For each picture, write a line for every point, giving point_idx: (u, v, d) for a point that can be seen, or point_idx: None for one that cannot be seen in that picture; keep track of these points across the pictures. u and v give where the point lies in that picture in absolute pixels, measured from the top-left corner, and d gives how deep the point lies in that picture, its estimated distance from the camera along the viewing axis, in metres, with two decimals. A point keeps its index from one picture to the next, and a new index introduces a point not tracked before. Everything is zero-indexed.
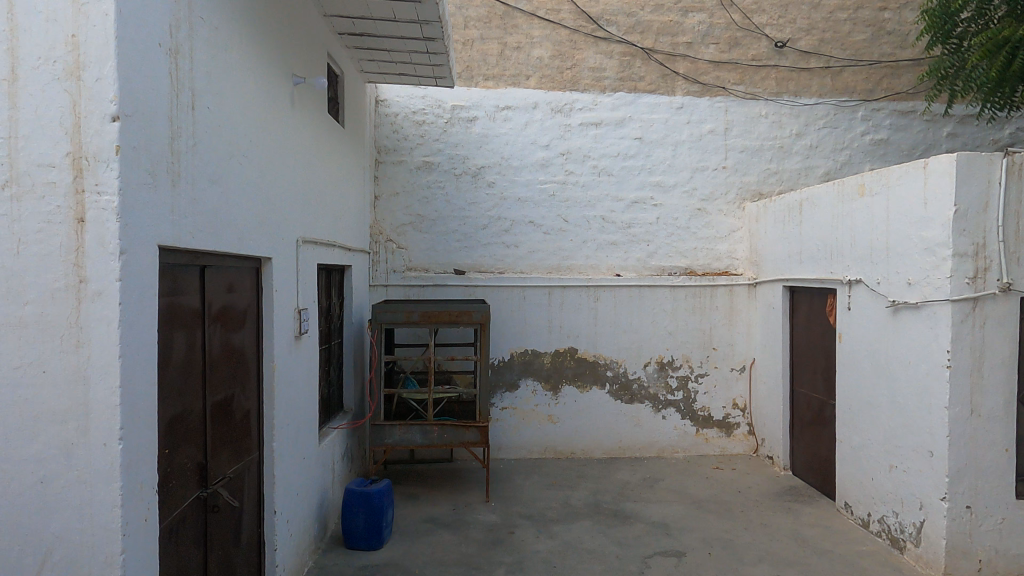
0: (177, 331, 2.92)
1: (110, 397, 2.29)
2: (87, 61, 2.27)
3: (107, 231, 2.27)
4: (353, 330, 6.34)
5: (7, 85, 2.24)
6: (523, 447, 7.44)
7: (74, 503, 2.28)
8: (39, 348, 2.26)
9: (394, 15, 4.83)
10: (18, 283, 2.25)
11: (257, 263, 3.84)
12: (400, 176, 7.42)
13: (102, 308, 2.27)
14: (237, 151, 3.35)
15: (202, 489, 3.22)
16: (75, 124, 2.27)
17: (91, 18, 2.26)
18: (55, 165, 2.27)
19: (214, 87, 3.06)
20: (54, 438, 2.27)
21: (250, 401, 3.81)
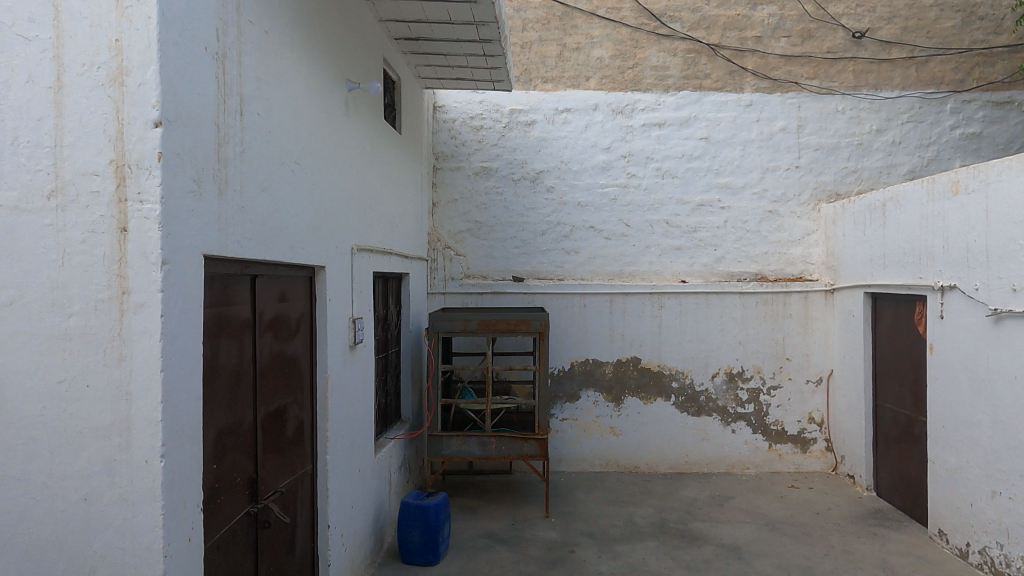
0: (226, 342, 2.85)
1: (151, 413, 2.21)
2: (129, 67, 2.21)
3: (149, 241, 2.20)
4: (410, 338, 6.25)
5: (52, 93, 2.21)
6: (585, 460, 7.19)
7: (116, 522, 2.21)
8: (84, 362, 2.21)
9: (450, 17, 4.68)
10: (63, 295, 2.21)
11: (310, 271, 3.77)
12: (458, 182, 7.33)
13: (144, 320, 2.20)
14: (289, 158, 3.28)
15: (253, 504, 3.14)
16: (118, 130, 2.21)
17: (134, 22, 2.20)
18: (98, 173, 2.21)
19: (264, 93, 3.00)
20: (98, 454, 2.22)
21: (303, 412, 3.74)
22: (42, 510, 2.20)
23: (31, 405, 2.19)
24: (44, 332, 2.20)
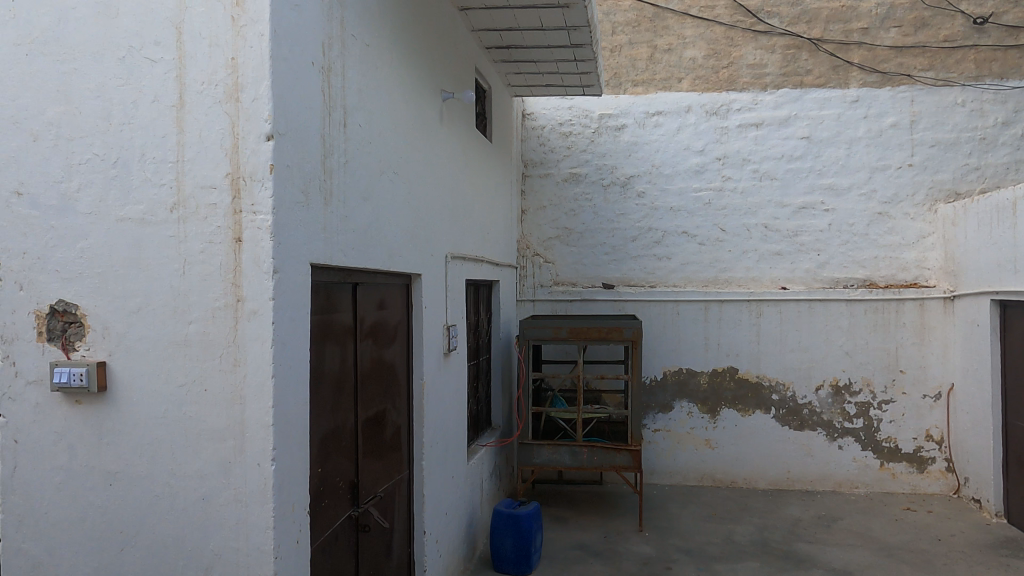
0: (331, 347, 2.92)
1: (264, 417, 2.27)
2: (244, 83, 2.30)
3: (262, 251, 2.27)
4: (500, 345, 6.25)
5: (176, 111, 2.34)
6: (678, 473, 6.96)
7: (231, 522, 2.30)
8: (202, 367, 2.31)
9: (542, 24, 4.64)
10: (183, 302, 2.33)
11: (407, 279, 3.83)
12: (548, 190, 7.29)
13: (256, 327, 2.28)
14: (388, 168, 3.35)
15: (354, 508, 3.20)
16: (233, 144, 2.30)
17: (249, 39, 2.29)
18: (216, 186, 2.31)
19: (366, 105, 3.07)
20: (214, 456, 2.31)
21: (400, 417, 3.78)
22: (165, 506, 2.34)
23: (155, 406, 2.34)
24: (167, 338, 2.33)
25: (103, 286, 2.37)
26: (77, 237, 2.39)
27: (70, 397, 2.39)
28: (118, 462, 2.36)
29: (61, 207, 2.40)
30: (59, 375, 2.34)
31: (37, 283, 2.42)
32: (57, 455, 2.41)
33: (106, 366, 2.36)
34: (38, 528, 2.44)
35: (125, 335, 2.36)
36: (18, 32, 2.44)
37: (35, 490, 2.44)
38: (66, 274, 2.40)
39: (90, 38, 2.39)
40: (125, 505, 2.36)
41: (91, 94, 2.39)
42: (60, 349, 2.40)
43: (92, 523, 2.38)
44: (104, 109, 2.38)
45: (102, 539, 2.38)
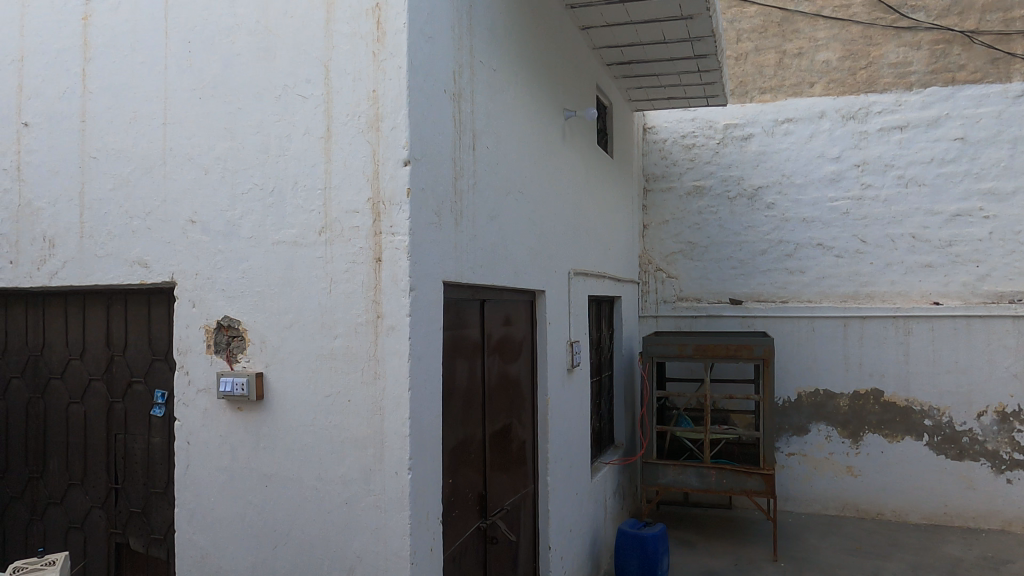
0: (461, 362, 3.03)
1: (401, 428, 2.39)
2: (384, 113, 2.46)
3: (400, 270, 2.41)
4: (623, 362, 6.17)
5: (324, 142, 2.55)
6: (817, 501, 6.52)
7: (372, 527, 2.43)
8: (346, 379, 2.47)
9: (664, 37, 4.59)
10: (330, 318, 2.51)
11: (531, 296, 3.89)
12: (670, 204, 7.14)
13: (395, 342, 2.41)
14: (514, 188, 3.44)
15: (482, 519, 3.27)
16: (374, 170, 2.47)
17: (389, 72, 2.46)
18: (359, 211, 2.48)
19: (493, 128, 3.18)
20: (357, 463, 2.45)
21: (526, 432, 3.83)
22: (313, 509, 2.51)
23: (305, 414, 2.53)
24: (315, 351, 2.52)
25: (260, 304, 2.61)
26: (239, 259, 2.65)
27: (232, 404, 2.65)
28: (273, 465, 2.58)
29: (226, 233, 2.68)
30: (224, 384, 2.60)
31: (207, 301, 2.71)
32: (221, 457, 2.67)
33: (262, 377, 2.59)
34: (205, 523, 2.71)
35: (279, 347, 2.58)
36: (193, 78, 2.77)
37: (203, 488, 2.71)
38: (230, 293, 2.66)
39: (251, 80, 2.66)
40: (278, 506, 2.57)
41: (252, 130, 2.65)
42: (225, 360, 2.67)
43: (249, 521, 2.61)
44: (262, 143, 2.64)
45: (258, 536, 2.60)
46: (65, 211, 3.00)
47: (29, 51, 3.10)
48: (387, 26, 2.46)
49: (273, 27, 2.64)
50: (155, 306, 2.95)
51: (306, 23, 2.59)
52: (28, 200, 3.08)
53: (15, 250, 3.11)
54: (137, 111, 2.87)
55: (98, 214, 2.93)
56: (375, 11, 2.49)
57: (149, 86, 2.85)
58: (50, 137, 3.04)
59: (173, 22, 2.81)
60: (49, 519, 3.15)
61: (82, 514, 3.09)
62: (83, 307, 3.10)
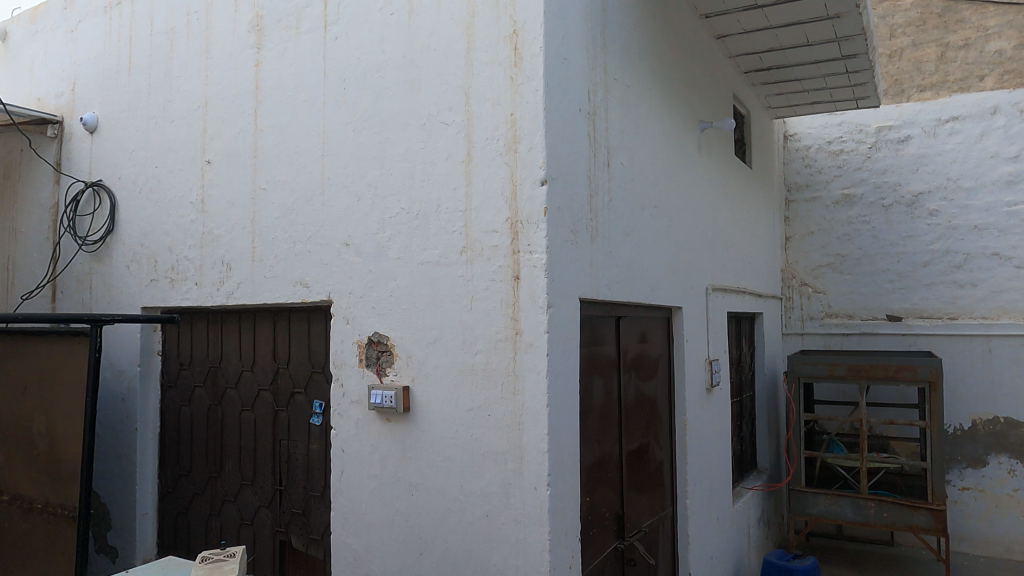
0: (597, 380, 3.02)
1: (540, 444, 2.42)
2: (522, 135, 2.53)
3: (538, 287, 2.45)
4: (766, 382, 5.85)
5: (465, 165, 2.66)
6: (998, 544, 5.78)
7: (512, 540, 2.47)
8: (487, 394, 2.54)
9: (808, 40, 4.35)
10: (471, 335, 2.60)
11: (667, 312, 3.81)
12: (816, 214, 6.71)
13: (534, 358, 2.45)
14: (649, 204, 3.40)
15: (620, 540, 3.22)
16: (512, 191, 2.54)
17: (526, 95, 2.53)
18: (498, 231, 2.56)
19: (627, 143, 3.17)
20: (497, 477, 2.51)
21: (663, 452, 3.73)
22: (456, 519, 2.60)
23: (449, 427, 2.63)
24: (458, 366, 2.62)
25: (407, 321, 2.76)
26: (387, 278, 2.83)
27: (382, 416, 2.81)
28: (418, 475, 2.70)
29: (376, 254, 2.87)
30: (375, 396, 2.77)
31: (360, 318, 2.90)
32: (372, 465, 2.84)
33: (409, 390, 2.73)
34: (358, 526, 2.88)
35: (424, 362, 2.71)
36: (347, 112, 3.00)
37: (355, 494, 2.90)
38: (380, 311, 2.84)
39: (399, 112, 2.84)
40: (423, 514, 2.68)
41: (399, 158, 2.83)
42: (375, 374, 2.84)
43: (397, 527, 2.75)
44: (409, 169, 2.80)
45: (406, 542, 2.73)
46: (239, 237, 3.35)
47: (211, 97, 3.51)
48: (524, 51, 2.54)
49: (418, 61, 2.81)
50: (314, 323, 3.21)
51: (448, 54, 2.73)
52: (210, 228, 3.48)
53: (199, 273, 3.51)
54: (299, 146, 3.15)
55: (266, 240, 3.25)
56: (513, 38, 2.57)
57: (310, 122, 3.13)
58: (227, 172, 3.42)
59: (330, 62, 3.07)
60: (225, 515, 3.50)
61: (252, 511, 3.40)
62: (254, 324, 3.44)
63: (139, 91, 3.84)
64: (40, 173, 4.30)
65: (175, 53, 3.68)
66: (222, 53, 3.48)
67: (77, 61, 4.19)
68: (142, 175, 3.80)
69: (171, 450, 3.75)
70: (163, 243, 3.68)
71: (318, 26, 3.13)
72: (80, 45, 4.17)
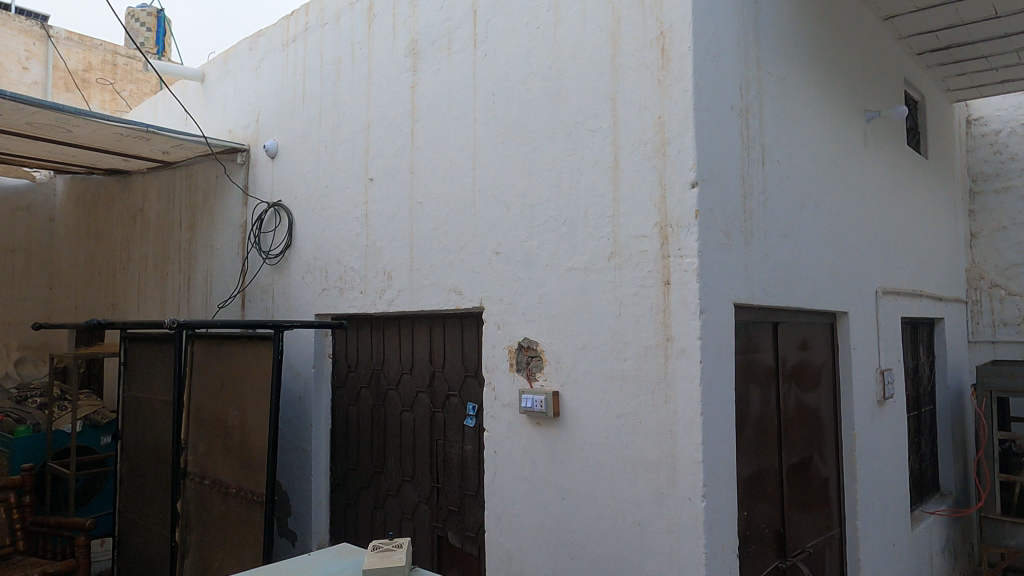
0: (754, 389, 2.88)
1: (694, 453, 2.35)
2: (671, 137, 2.49)
3: (689, 292, 2.39)
4: (949, 395, 5.25)
5: (612, 171, 2.66)
6: None
7: (666, 551, 2.42)
8: (638, 400, 2.52)
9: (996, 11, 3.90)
10: (620, 340, 2.59)
11: (831, 318, 3.55)
12: (1008, 206, 5.93)
13: (686, 365, 2.39)
14: (809, 201, 3.19)
15: (781, 559, 3.03)
16: (661, 195, 2.50)
17: (674, 97, 2.48)
18: (647, 235, 2.53)
19: (784, 139, 3.01)
20: (649, 485, 2.47)
21: (828, 468, 3.47)
22: (607, 526, 2.60)
23: (599, 432, 2.63)
24: (607, 371, 2.62)
25: (556, 327, 2.81)
26: (536, 284, 2.89)
27: (533, 419, 2.87)
28: (569, 480, 2.73)
29: (525, 261, 2.94)
30: (526, 400, 2.84)
31: (510, 324, 2.99)
32: (524, 467, 2.91)
33: (559, 395, 2.77)
34: (511, 526, 2.97)
35: (573, 367, 2.74)
36: (497, 125, 3.11)
37: (508, 495, 2.98)
38: (530, 317, 2.91)
39: (546, 121, 2.90)
40: (575, 518, 2.71)
41: (546, 166, 2.89)
42: (525, 378, 2.92)
43: (549, 529, 2.80)
44: (556, 178, 2.85)
45: (557, 545, 2.77)
46: (399, 248, 3.58)
47: (373, 119, 3.79)
48: (672, 52, 2.50)
49: (564, 70, 2.86)
50: (467, 328, 3.35)
51: (594, 61, 2.75)
52: (373, 240, 3.75)
53: (364, 282, 3.80)
54: (452, 160, 3.32)
55: (423, 250, 3.44)
56: (660, 39, 2.54)
57: (462, 137, 3.28)
58: (388, 188, 3.67)
59: (481, 79, 3.21)
60: (388, 508, 3.74)
61: (412, 506, 3.61)
62: (412, 329, 3.65)
63: (311, 118, 4.24)
64: (231, 196, 4.88)
65: (342, 81, 4.02)
66: (383, 77, 3.75)
67: (260, 95, 4.70)
68: (315, 194, 4.18)
69: (340, 446, 4.08)
70: (333, 255, 4.02)
71: (469, 44, 3.28)
72: (263, 81, 4.68)
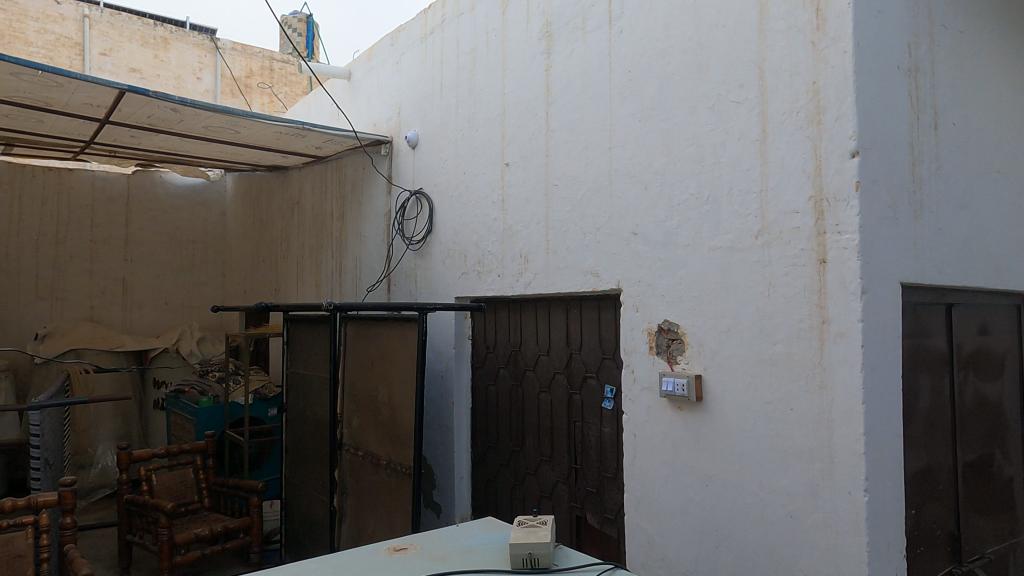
0: (925, 377, 2.61)
1: (854, 444, 2.18)
2: (827, 104, 2.30)
3: (849, 271, 2.22)
4: None
5: (759, 144, 2.51)
6: None
7: (822, 545, 2.28)
8: (789, 385, 2.38)
9: None
10: (769, 323, 2.45)
11: (1017, 300, 3.15)
12: None
13: (845, 350, 2.22)
14: (990, 167, 2.84)
15: (956, 564, 2.76)
16: (816, 167, 2.33)
17: (831, 60, 2.29)
18: (800, 211, 2.37)
19: (960, 99, 2.69)
20: (803, 476, 2.34)
21: (1014, 467, 3.09)
22: (755, 515, 2.49)
23: (746, 419, 2.52)
24: (755, 355, 2.50)
25: (698, 309, 2.71)
26: (677, 265, 2.81)
27: (674, 403, 2.81)
28: (713, 467, 2.64)
29: (665, 242, 2.86)
30: (666, 383, 2.78)
31: (649, 306, 2.93)
32: (664, 452, 2.86)
33: (701, 379, 2.69)
34: (651, 511, 2.93)
35: (717, 350, 2.64)
36: (634, 102, 3.04)
37: (648, 479, 2.94)
38: (670, 299, 2.84)
39: (686, 96, 2.80)
40: (720, 507, 2.62)
41: (687, 142, 2.79)
42: (665, 361, 2.85)
43: (691, 516, 2.74)
44: (697, 154, 2.74)
45: (701, 533, 2.69)
46: (535, 231, 3.62)
47: (508, 105, 3.84)
48: (828, 11, 2.31)
49: (705, 41, 2.73)
50: (604, 311, 3.31)
51: (738, 29, 2.60)
52: (510, 225, 3.81)
53: (502, 266, 3.88)
54: (588, 141, 3.29)
55: (559, 232, 3.45)
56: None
57: (597, 117, 3.24)
58: (524, 172, 3.71)
59: (616, 56, 3.15)
60: (527, 486, 3.82)
61: (551, 486, 3.65)
62: (548, 312, 3.67)
63: (449, 107, 4.37)
64: (376, 186, 5.16)
65: (477, 69, 4.11)
66: (517, 62, 3.78)
67: (401, 88, 4.91)
68: (453, 181, 4.32)
69: (480, 424, 4.21)
70: (470, 240, 4.15)
71: (603, 22, 3.23)
72: (404, 74, 4.88)
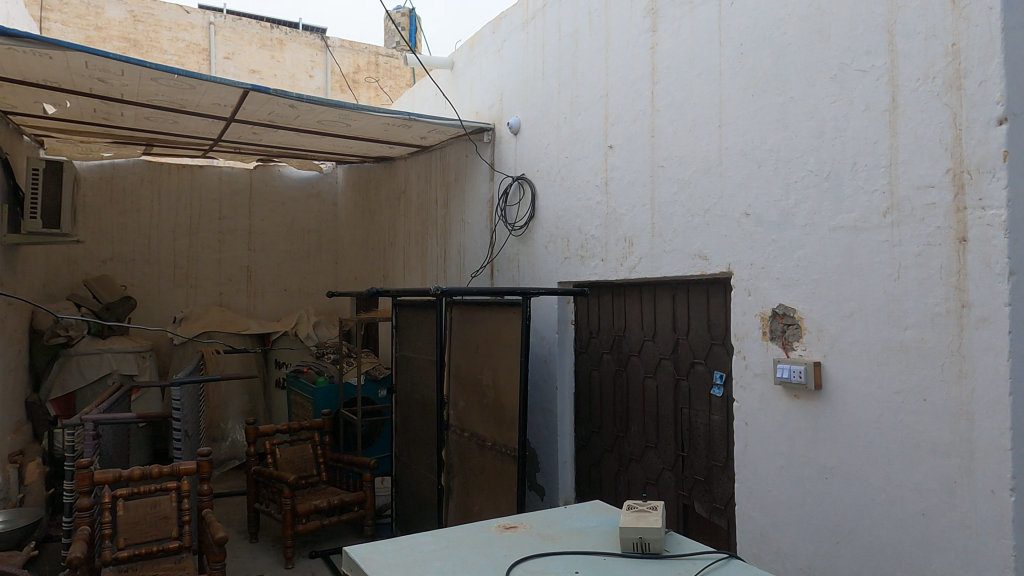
0: None
1: (999, 439, 2.00)
2: (970, 67, 2.10)
3: (994, 250, 2.02)
4: None
5: (889, 114, 2.33)
6: None
7: (959, 547, 2.11)
8: (922, 374, 2.21)
9: None
10: (899, 308, 2.29)
11: None
12: None
13: (988, 336, 2.03)
14: None
15: None
16: (956, 136, 2.13)
17: (974, 18, 2.08)
18: (936, 185, 2.18)
19: None
20: (937, 472, 2.17)
21: None
22: (881, 512, 2.35)
23: (871, 409, 2.37)
24: (882, 342, 2.34)
25: (818, 292, 2.57)
26: (794, 247, 2.67)
27: (790, 391, 2.69)
28: (834, 459, 2.51)
29: (781, 222, 2.73)
30: (781, 371, 2.68)
31: (763, 290, 2.81)
32: (780, 442, 2.74)
33: (821, 366, 2.55)
34: (765, 502, 2.81)
35: (839, 336, 2.49)
36: (746, 76, 2.91)
37: (761, 469, 2.83)
38: (786, 282, 2.70)
39: (805, 66, 2.64)
40: (841, 501, 2.48)
41: (805, 116, 2.63)
42: (780, 348, 2.73)
43: (809, 509, 2.61)
44: (818, 128, 2.58)
45: (820, 527, 2.56)
46: (640, 214, 3.55)
47: (612, 86, 3.77)
48: None
49: (827, 7, 2.56)
50: (713, 295, 3.21)
51: None
52: (614, 208, 3.76)
53: (605, 249, 3.84)
54: (696, 119, 3.17)
55: (665, 215, 3.37)
56: None
57: (707, 94, 3.12)
58: (628, 153, 3.64)
59: (727, 30, 3.01)
60: (631, 472, 3.78)
61: (656, 473, 3.60)
62: (654, 296, 3.59)
63: (551, 91, 4.35)
64: (479, 173, 5.24)
65: (580, 51, 4.06)
66: (621, 41, 3.71)
67: (503, 74, 4.95)
68: (556, 165, 4.31)
69: (583, 409, 4.20)
70: (573, 224, 4.13)
71: None
72: (506, 61, 4.91)
